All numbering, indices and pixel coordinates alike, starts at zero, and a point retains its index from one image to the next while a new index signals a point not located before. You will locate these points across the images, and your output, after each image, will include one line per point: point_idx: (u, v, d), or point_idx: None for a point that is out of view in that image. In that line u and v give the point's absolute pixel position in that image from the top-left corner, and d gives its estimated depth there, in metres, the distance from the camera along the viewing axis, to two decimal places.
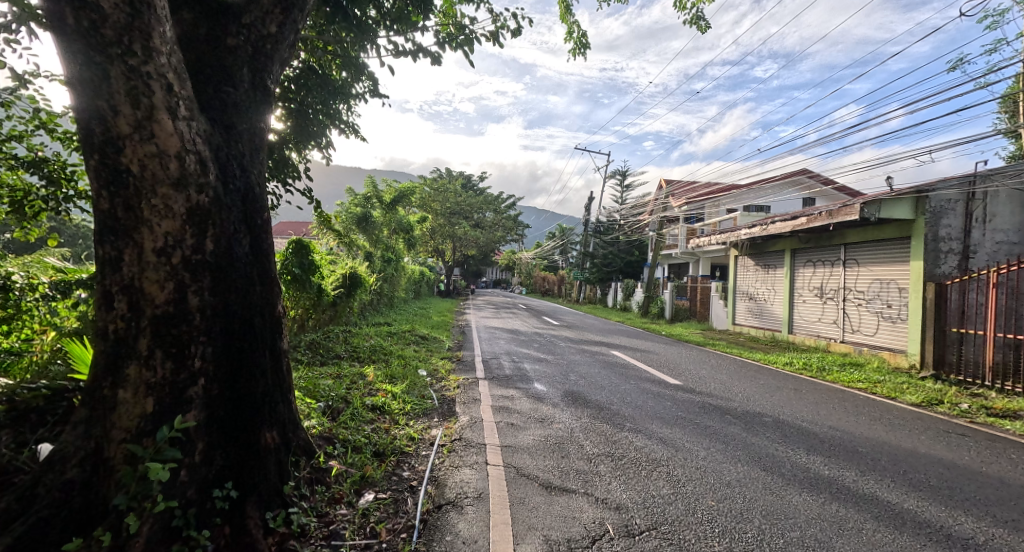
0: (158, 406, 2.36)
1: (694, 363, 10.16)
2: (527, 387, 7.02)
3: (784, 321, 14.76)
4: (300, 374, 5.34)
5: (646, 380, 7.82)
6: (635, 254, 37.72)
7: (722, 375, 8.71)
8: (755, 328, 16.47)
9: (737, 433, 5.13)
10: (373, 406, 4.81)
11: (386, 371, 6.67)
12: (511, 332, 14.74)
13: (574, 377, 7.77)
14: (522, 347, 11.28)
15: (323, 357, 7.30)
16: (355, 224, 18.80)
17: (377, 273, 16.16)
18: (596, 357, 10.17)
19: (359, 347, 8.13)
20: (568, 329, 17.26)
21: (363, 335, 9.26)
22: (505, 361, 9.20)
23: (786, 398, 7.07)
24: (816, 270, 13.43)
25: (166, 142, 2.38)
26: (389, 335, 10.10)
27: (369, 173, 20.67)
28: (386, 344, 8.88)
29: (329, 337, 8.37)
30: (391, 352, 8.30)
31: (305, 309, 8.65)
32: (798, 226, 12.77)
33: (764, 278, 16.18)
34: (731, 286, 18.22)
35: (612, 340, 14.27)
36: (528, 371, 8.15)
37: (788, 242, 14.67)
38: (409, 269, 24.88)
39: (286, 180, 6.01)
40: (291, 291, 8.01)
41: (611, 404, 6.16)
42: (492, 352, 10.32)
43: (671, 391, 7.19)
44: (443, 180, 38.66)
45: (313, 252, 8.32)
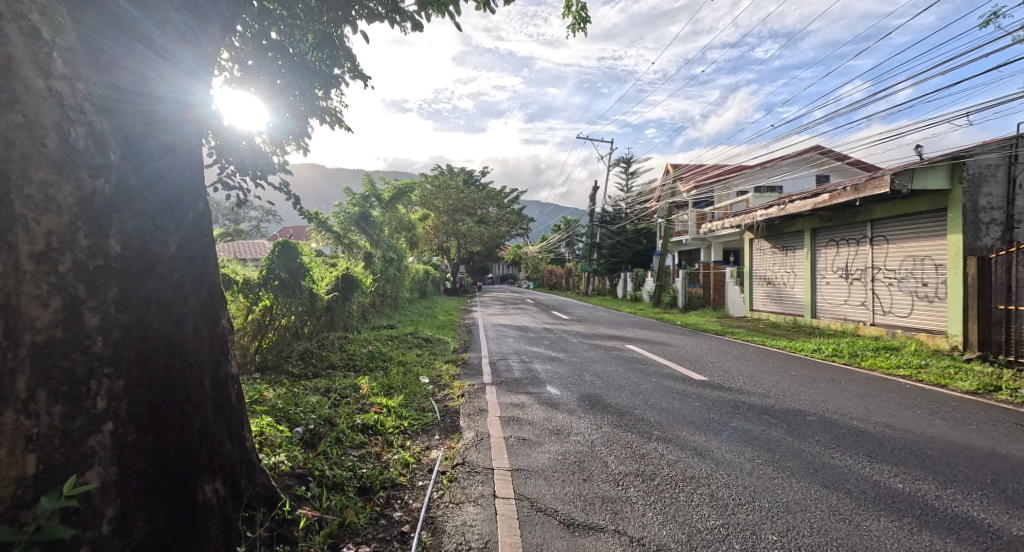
0: (43, 467, 1.71)
1: (716, 355, 9.47)
2: (539, 391, 6.41)
3: (807, 305, 14.05)
4: (283, 392, 4.75)
5: (669, 378, 7.16)
6: (642, 242, 36.99)
7: (750, 368, 8.03)
8: (775, 313, 15.75)
9: (782, 438, 4.48)
10: (364, 425, 4.21)
11: (384, 381, 6.07)
12: (520, 329, 14.15)
13: (590, 378, 7.13)
14: (532, 345, 10.67)
15: (316, 369, 6.71)
16: (355, 225, 18.25)
17: (377, 274, 15.59)
18: (612, 353, 9.54)
19: (357, 355, 7.55)
20: (579, 323, 16.60)
21: (362, 340, 8.70)
22: (514, 362, 8.59)
23: (827, 391, 6.39)
24: (840, 250, 12.68)
25: (38, 108, 1.76)
26: (390, 339, 9.52)
27: (367, 172, 20.06)
28: (387, 350, 8.30)
29: (324, 345, 7.78)
30: (391, 358, 7.71)
31: (297, 316, 8.07)
32: (820, 204, 12.03)
33: (783, 261, 15.43)
34: (747, 271, 17.49)
35: (625, 333, 13.63)
36: (539, 373, 7.55)
37: (808, 222, 13.92)
38: (413, 268, 24.35)
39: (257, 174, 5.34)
40: (280, 298, 7.42)
41: (634, 408, 5.52)
42: (500, 352, 9.71)
43: (698, 388, 6.53)
44: (445, 176, 38.04)
45: (301, 255, 7.73)
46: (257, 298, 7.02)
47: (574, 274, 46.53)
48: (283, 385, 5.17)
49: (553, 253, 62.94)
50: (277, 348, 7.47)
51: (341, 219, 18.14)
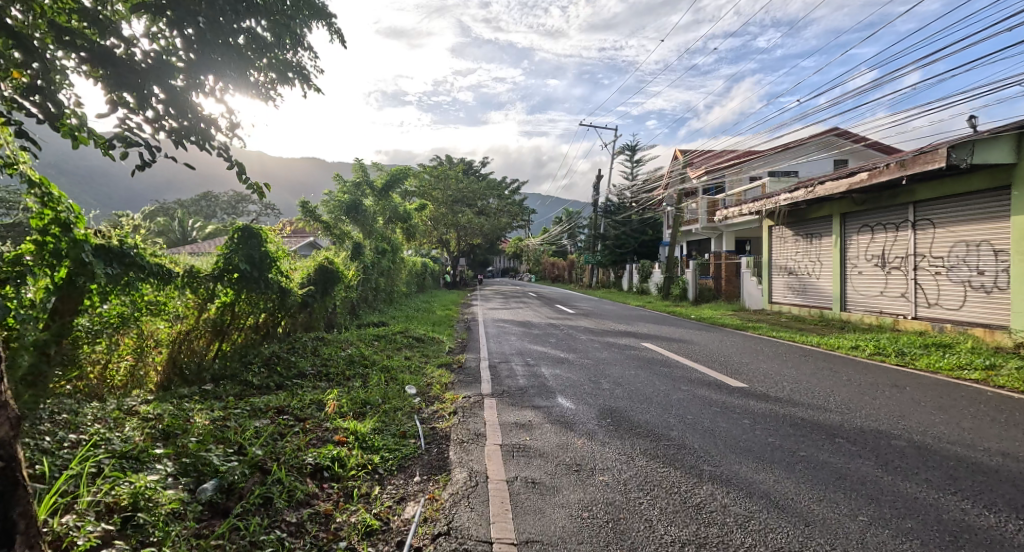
0: None
1: (745, 355, 8.36)
2: (549, 404, 5.27)
3: (834, 297, 12.91)
4: (218, 419, 3.62)
5: (703, 385, 6.04)
6: (648, 233, 35.79)
7: (793, 372, 6.90)
8: (797, 306, 14.61)
9: (879, 477, 3.34)
10: (315, 468, 3.09)
11: (358, 396, 4.96)
12: (523, 325, 13.03)
13: (609, 386, 6.01)
14: (537, 344, 9.53)
15: (282, 381, 5.59)
16: (346, 214, 17.14)
17: (368, 267, 14.52)
18: (628, 354, 8.41)
19: (334, 360, 6.44)
20: (586, 318, 15.48)
21: (343, 341, 7.59)
22: (517, 366, 7.45)
23: (898, 402, 5.27)
24: (876, 235, 11.52)
25: None
26: (377, 339, 8.40)
27: (359, 158, 18.90)
28: (369, 353, 7.17)
29: (295, 350, 6.70)
30: (373, 364, 6.60)
31: (265, 315, 6.96)
32: (855, 184, 10.87)
33: (807, 249, 14.27)
34: (766, 261, 16.34)
35: (637, 328, 12.51)
36: (547, 379, 6.43)
37: (836, 206, 12.75)
38: (410, 262, 23.27)
39: (189, 139, 4.13)
40: (243, 295, 6.30)
41: (669, 430, 4.39)
42: (501, 353, 8.59)
43: (741, 399, 5.41)
44: (443, 167, 36.90)
45: (268, 245, 6.60)
46: (216, 294, 5.91)
47: (578, 265, 45.35)
48: (224, 409, 4.04)
49: (555, 245, 61.75)
50: (240, 352, 6.37)
51: (331, 209, 17.02)
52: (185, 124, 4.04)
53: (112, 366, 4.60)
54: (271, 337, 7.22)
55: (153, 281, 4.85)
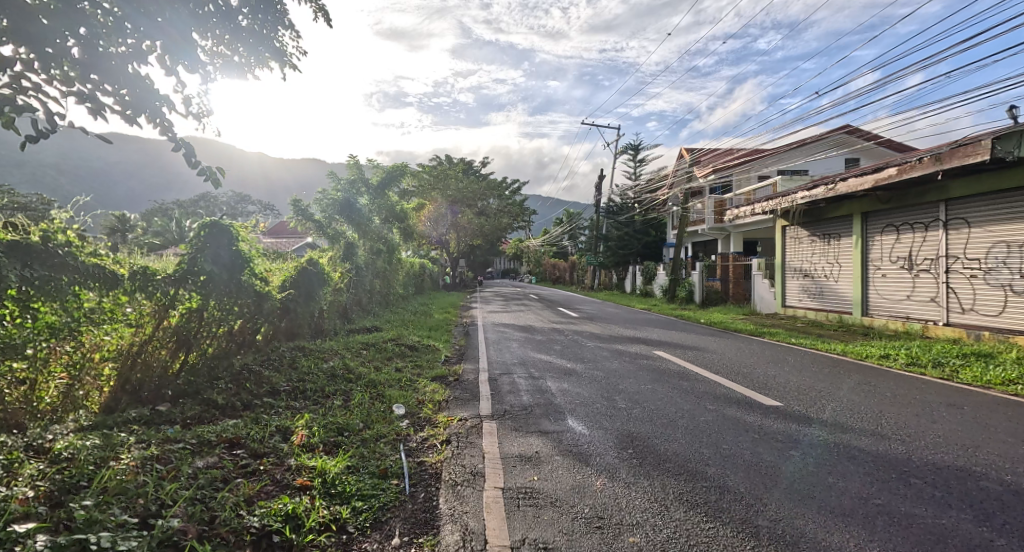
0: None
1: (770, 366, 7.62)
2: (559, 428, 4.54)
3: (855, 301, 12.19)
4: (149, 459, 2.89)
5: (732, 403, 5.32)
6: (652, 234, 35.03)
7: (829, 387, 6.16)
8: (813, 311, 13.88)
9: (989, 540, 2.59)
10: (262, 539, 2.37)
11: (335, 422, 4.23)
12: (526, 331, 12.29)
13: (626, 405, 5.29)
14: (542, 353, 8.78)
15: (252, 400, 4.86)
16: (340, 213, 16.40)
17: (361, 269, 13.83)
18: (641, 365, 7.66)
19: (314, 374, 5.72)
20: (591, 322, 14.80)
21: (328, 351, 6.88)
22: (520, 379, 6.72)
23: (965, 426, 4.52)
24: (902, 236, 10.79)
25: None
26: (367, 349, 7.66)
27: (354, 156, 18.19)
28: (355, 365, 6.44)
29: (271, 362, 5.97)
30: (359, 378, 5.88)
31: (241, 322, 6.25)
32: (881, 180, 10.15)
33: (825, 251, 13.55)
34: (779, 263, 15.61)
35: (647, 334, 11.80)
36: (555, 396, 5.70)
37: (856, 205, 12.04)
38: (407, 262, 22.59)
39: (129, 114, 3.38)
40: (212, 300, 5.60)
41: (704, 465, 3.65)
42: (503, 363, 7.85)
43: (780, 421, 4.68)
44: (443, 167, 36.24)
45: (242, 245, 5.89)
46: (181, 300, 5.21)
47: (579, 267, 44.59)
48: (165, 442, 3.30)
49: (556, 246, 61.00)
50: (210, 365, 5.64)
51: (324, 207, 16.27)
52: (127, 100, 3.35)
53: (41, 384, 3.84)
54: (247, 347, 6.49)
55: (95, 285, 4.13)
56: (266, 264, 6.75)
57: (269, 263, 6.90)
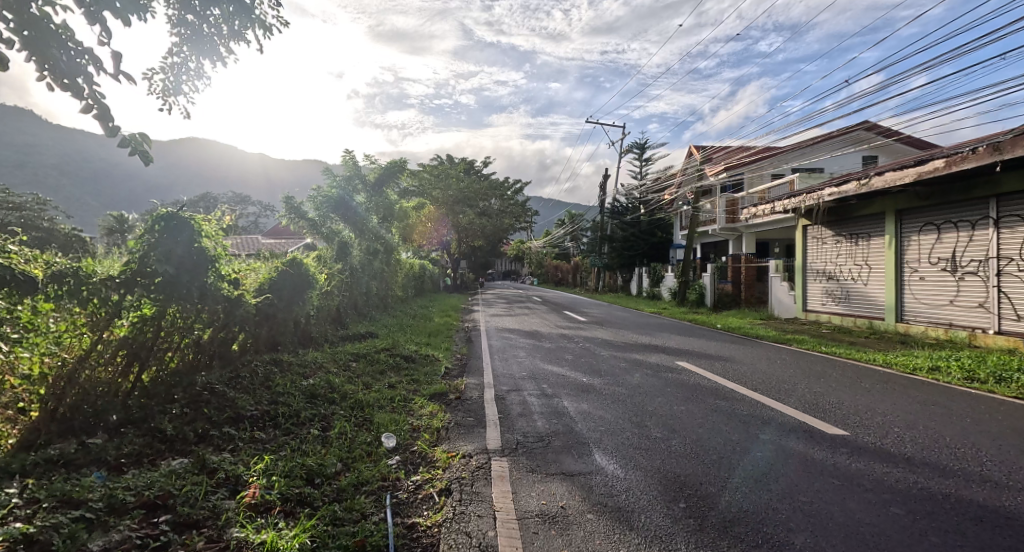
0: None
1: (812, 381, 6.74)
2: (585, 468, 3.68)
3: (888, 307, 11.33)
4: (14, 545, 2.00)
5: (788, 432, 4.43)
6: (658, 235, 34.13)
7: (894, 408, 5.28)
8: (839, 316, 12.99)
9: None
10: None
11: (305, 464, 3.36)
12: (531, 337, 11.41)
13: (662, 434, 4.41)
14: (552, 364, 7.90)
15: (209, 428, 3.99)
16: (335, 211, 15.59)
17: (355, 271, 13.01)
18: (666, 380, 6.79)
19: (290, 394, 4.85)
20: (600, 327, 13.94)
21: (311, 364, 6.01)
22: (531, 398, 5.85)
23: None
24: (945, 235, 9.94)
25: None
26: (356, 361, 6.79)
27: (349, 151, 17.32)
28: (341, 381, 5.58)
29: (242, 377, 5.10)
30: (345, 399, 5.03)
31: (207, 332, 5.39)
32: (924, 173, 9.26)
33: (852, 252, 12.66)
34: (799, 265, 14.73)
35: (662, 341, 10.95)
36: (575, 423, 4.83)
37: (889, 203, 11.16)
38: (406, 263, 21.76)
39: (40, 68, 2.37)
40: (171, 305, 4.73)
41: (785, 530, 2.76)
42: (510, 377, 6.98)
43: (857, 459, 3.79)
44: (444, 166, 35.39)
45: (208, 242, 5.01)
46: (130, 307, 4.34)
47: (582, 268, 43.81)
48: (62, 507, 2.42)
49: (557, 247, 60.18)
50: (168, 383, 4.76)
51: (317, 205, 15.49)
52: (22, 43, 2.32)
53: None
54: (216, 359, 5.62)
55: (4, 291, 3.21)
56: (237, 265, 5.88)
57: (242, 262, 6.03)
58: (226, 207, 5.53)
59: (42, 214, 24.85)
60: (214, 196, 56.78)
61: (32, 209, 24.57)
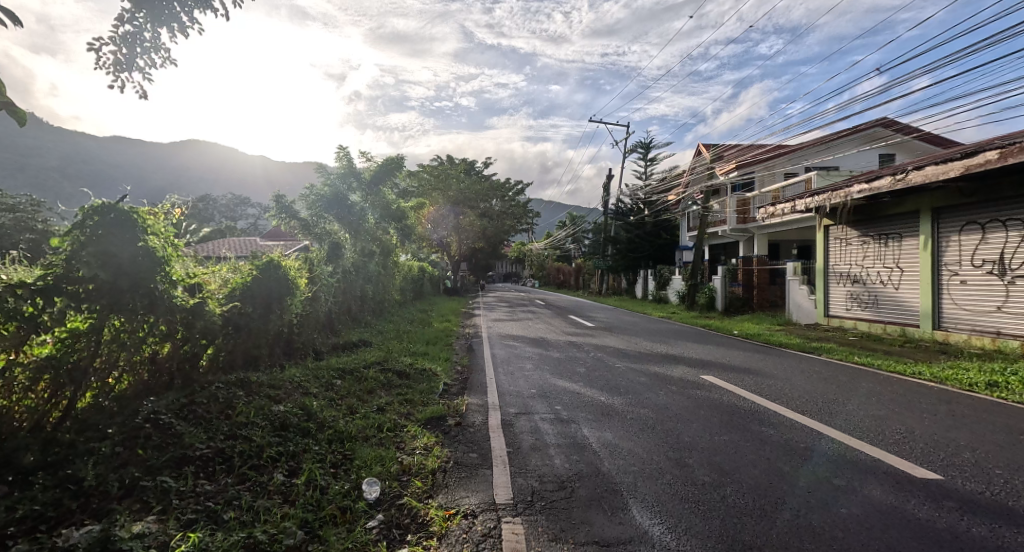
0: None
1: (862, 400, 5.91)
2: (624, 532, 2.83)
3: (924, 313, 10.49)
4: None
5: (868, 476, 3.57)
6: (663, 236, 33.30)
7: (979, 439, 4.43)
8: (867, 323, 12.12)
9: None
10: None
11: (257, 537, 2.52)
12: (537, 346, 10.56)
13: (712, 479, 3.55)
14: (563, 380, 7.04)
15: (143, 476, 3.09)
16: (329, 210, 14.79)
17: (349, 275, 12.20)
18: (696, 399, 5.93)
19: (255, 423, 3.98)
20: (610, 333, 13.13)
21: (288, 382, 5.16)
22: (544, 424, 5.01)
23: None
24: (991, 235, 9.11)
25: None
26: (342, 378, 5.94)
27: (343, 147, 16.48)
28: (321, 405, 4.73)
29: (204, 397, 4.22)
30: (324, 430, 4.20)
31: (163, 346, 4.53)
32: (973, 166, 8.41)
33: (881, 254, 11.82)
34: (820, 268, 13.88)
35: (679, 350, 10.13)
36: (600, 459, 3.99)
37: (925, 201, 10.35)
38: (404, 265, 21.04)
39: None
40: (111, 317, 3.86)
41: None
42: (517, 396, 6.13)
43: (976, 521, 2.92)
44: (445, 166, 34.65)
45: (154, 240, 4.08)
46: (52, 321, 3.46)
47: (584, 271, 43.11)
48: None
49: (558, 249, 59.54)
50: (110, 410, 3.87)
51: (310, 204, 14.69)
52: None
53: None
54: (176, 378, 4.78)
55: None
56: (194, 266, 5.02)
57: (202, 265, 5.18)
58: (179, 198, 4.61)
59: (37, 215, 24.29)
60: (213, 198, 56.22)
61: (27, 210, 24.01)
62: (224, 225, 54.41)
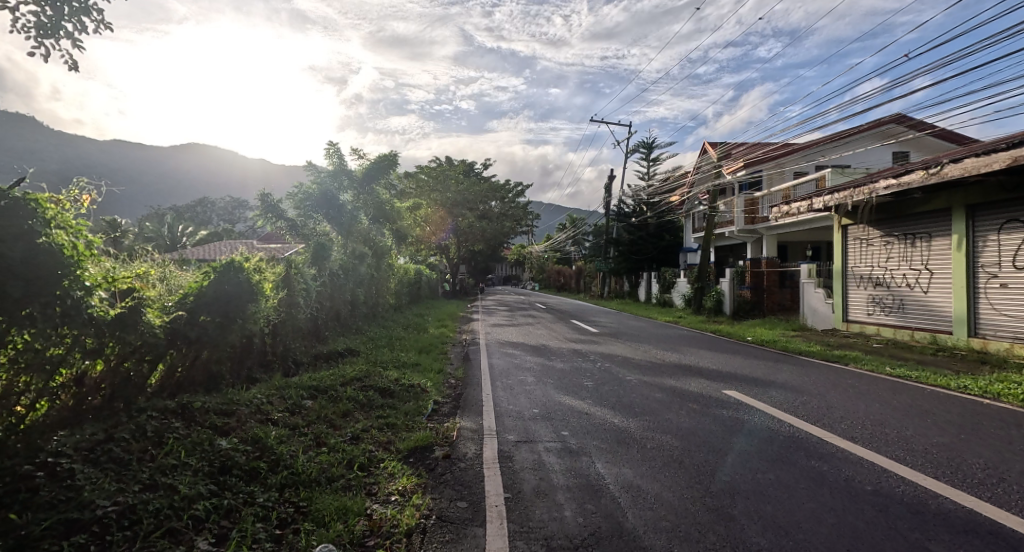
0: None
1: (916, 422, 5.09)
2: None
3: (959, 319, 9.70)
4: None
5: (969, 540, 2.76)
6: (666, 238, 32.48)
7: None
8: (892, 329, 11.31)
9: None
10: None
11: None
12: (538, 354, 9.75)
13: (769, 543, 2.73)
14: (568, 397, 6.21)
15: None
16: (317, 209, 14.12)
17: (336, 278, 11.39)
18: (725, 422, 5.11)
19: (188, 465, 3.13)
20: (614, 340, 12.36)
21: (244, 406, 4.33)
22: (549, 456, 4.19)
23: None
24: None
25: None
26: (312, 399, 5.11)
27: (332, 143, 15.73)
28: (280, 437, 3.91)
29: (138, 427, 3.40)
30: (279, 472, 3.39)
31: (93, 364, 3.71)
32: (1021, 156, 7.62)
33: (907, 255, 11.03)
34: (837, 270, 13.07)
35: (693, 359, 9.32)
36: (620, 511, 3.16)
37: (959, 197, 9.60)
38: (400, 267, 20.30)
39: None
40: (14, 332, 3.04)
41: None
42: (516, 418, 5.31)
43: None
44: (444, 166, 33.90)
45: (61, 235, 3.27)
46: None
47: (585, 272, 42.35)
48: None
49: (559, 251, 58.78)
50: (15, 448, 3.04)
51: (298, 203, 14.01)
52: None
53: None
54: (110, 401, 3.94)
55: None
56: (128, 268, 4.22)
57: (140, 267, 4.38)
58: (87, 182, 3.79)
59: None
60: (210, 200, 55.56)
61: None
62: (221, 228, 53.72)
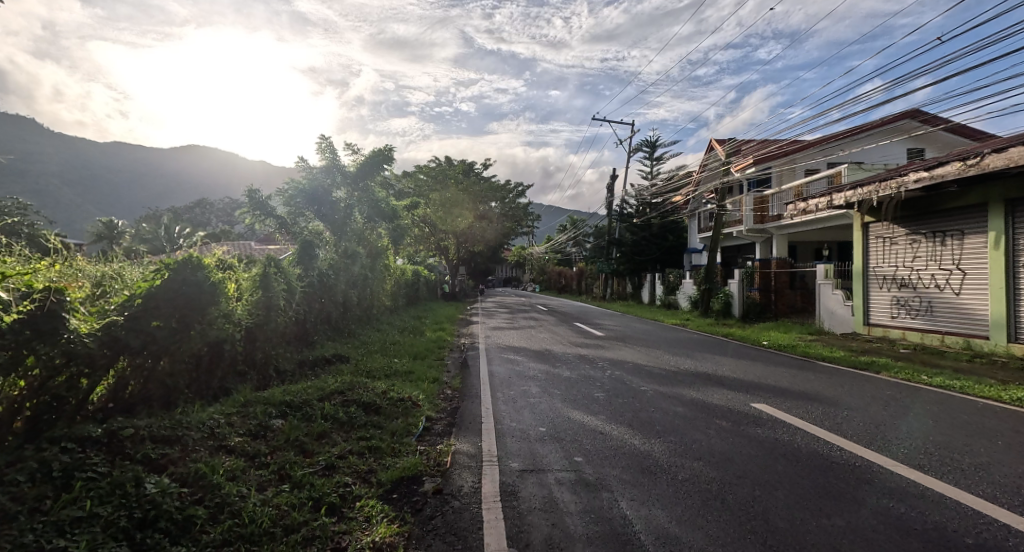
0: None
1: (989, 445, 4.34)
2: None
3: (997, 322, 8.99)
4: None
5: None
6: (670, 239, 31.78)
7: None
8: (919, 333, 10.57)
9: None
10: None
11: None
12: (543, 361, 9.03)
13: None
14: (579, 412, 5.47)
15: None
16: (307, 206, 13.61)
17: (326, 278, 10.75)
18: (764, 445, 4.37)
19: (96, 517, 2.40)
20: (622, 344, 11.65)
21: (194, 430, 3.59)
22: (562, 491, 3.46)
23: None
24: None
25: None
26: (282, 419, 4.37)
27: (325, 138, 15.14)
28: (232, 471, 3.18)
29: (50, 463, 2.67)
30: (223, 521, 2.67)
31: (8, 383, 2.99)
32: None
33: (937, 254, 10.30)
34: (858, 271, 12.32)
35: (711, 366, 8.59)
36: None
37: (997, 190, 8.91)
38: (398, 268, 19.60)
39: None
40: None
41: None
42: (521, 439, 4.59)
43: None
44: (444, 166, 33.30)
45: None
46: None
47: (587, 274, 41.63)
48: None
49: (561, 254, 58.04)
50: None
51: (287, 199, 13.59)
52: None
53: None
54: (35, 427, 3.22)
55: None
56: (47, 266, 3.49)
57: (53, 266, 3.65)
58: None
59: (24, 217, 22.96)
60: (209, 201, 54.96)
61: (13, 212, 22.76)
62: (219, 229, 53.17)
